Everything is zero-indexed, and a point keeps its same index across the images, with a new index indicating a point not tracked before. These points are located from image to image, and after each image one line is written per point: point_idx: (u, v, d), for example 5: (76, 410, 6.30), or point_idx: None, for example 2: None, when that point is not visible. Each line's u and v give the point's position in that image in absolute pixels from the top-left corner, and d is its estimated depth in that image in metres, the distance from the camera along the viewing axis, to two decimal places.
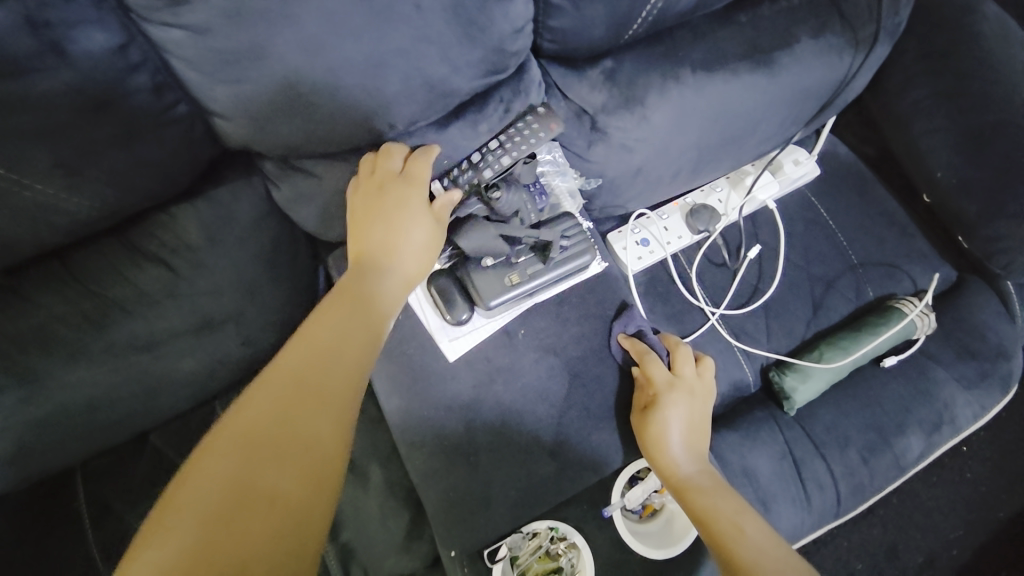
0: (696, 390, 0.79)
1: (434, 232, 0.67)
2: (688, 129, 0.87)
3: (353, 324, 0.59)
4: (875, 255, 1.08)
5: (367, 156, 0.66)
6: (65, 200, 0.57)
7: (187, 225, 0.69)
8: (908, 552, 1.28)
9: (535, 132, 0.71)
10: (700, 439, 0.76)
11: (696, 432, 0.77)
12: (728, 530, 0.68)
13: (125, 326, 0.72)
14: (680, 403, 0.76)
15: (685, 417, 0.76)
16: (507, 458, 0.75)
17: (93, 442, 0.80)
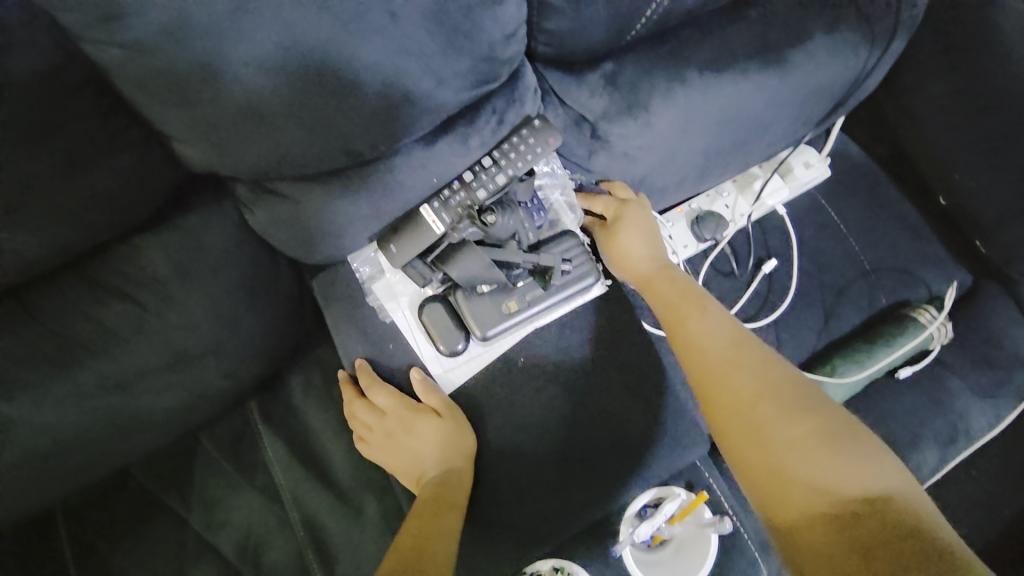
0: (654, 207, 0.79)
1: (453, 411, 0.72)
2: (694, 135, 0.82)
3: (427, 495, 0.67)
4: (888, 260, 1.04)
5: (353, 410, 0.73)
6: (7, 239, 0.51)
7: (154, 257, 0.64)
8: None
9: (532, 148, 0.66)
10: (660, 246, 0.76)
11: (657, 241, 0.76)
12: (685, 323, 0.69)
13: (91, 367, 0.66)
14: (634, 215, 0.77)
15: (642, 228, 0.76)
16: (506, 492, 0.72)
17: (66, 483, 0.75)
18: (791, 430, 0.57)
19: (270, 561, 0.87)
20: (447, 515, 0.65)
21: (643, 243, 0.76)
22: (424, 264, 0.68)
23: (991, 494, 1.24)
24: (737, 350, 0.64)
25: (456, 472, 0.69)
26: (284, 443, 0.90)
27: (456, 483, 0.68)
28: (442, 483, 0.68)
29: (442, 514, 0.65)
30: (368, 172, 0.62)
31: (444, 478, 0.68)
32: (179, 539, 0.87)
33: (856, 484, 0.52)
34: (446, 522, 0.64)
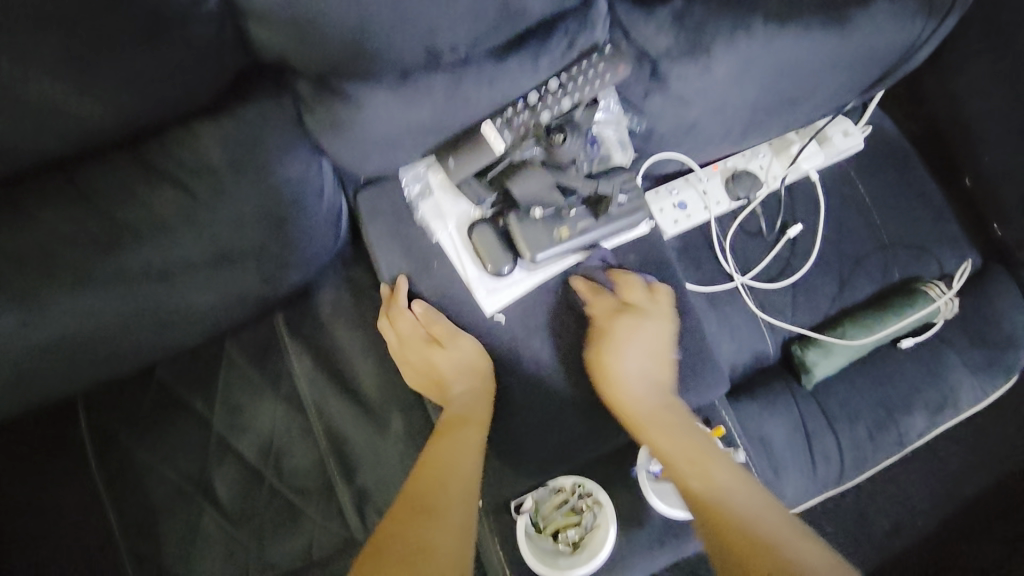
0: (662, 302, 0.77)
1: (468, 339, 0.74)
2: (748, 87, 0.82)
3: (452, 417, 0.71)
4: (907, 236, 1.07)
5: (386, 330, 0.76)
6: (74, 103, 0.51)
7: (209, 143, 0.62)
8: (876, 518, 1.31)
9: (601, 74, 0.66)
10: (656, 348, 0.76)
11: (656, 349, 0.76)
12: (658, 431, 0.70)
13: (137, 254, 0.66)
14: (630, 325, 0.74)
15: (648, 336, 0.75)
16: (540, 413, 0.74)
17: (98, 371, 0.76)
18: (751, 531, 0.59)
19: (292, 467, 0.90)
20: (467, 433, 0.69)
21: (643, 345, 0.75)
22: (480, 183, 0.70)
23: (954, 471, 1.32)
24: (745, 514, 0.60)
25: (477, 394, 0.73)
26: (311, 356, 0.92)
27: (478, 401, 0.72)
28: (464, 405, 0.72)
29: (464, 435, 0.69)
30: (435, 80, 0.61)
31: (467, 399, 0.72)
32: (202, 439, 0.89)
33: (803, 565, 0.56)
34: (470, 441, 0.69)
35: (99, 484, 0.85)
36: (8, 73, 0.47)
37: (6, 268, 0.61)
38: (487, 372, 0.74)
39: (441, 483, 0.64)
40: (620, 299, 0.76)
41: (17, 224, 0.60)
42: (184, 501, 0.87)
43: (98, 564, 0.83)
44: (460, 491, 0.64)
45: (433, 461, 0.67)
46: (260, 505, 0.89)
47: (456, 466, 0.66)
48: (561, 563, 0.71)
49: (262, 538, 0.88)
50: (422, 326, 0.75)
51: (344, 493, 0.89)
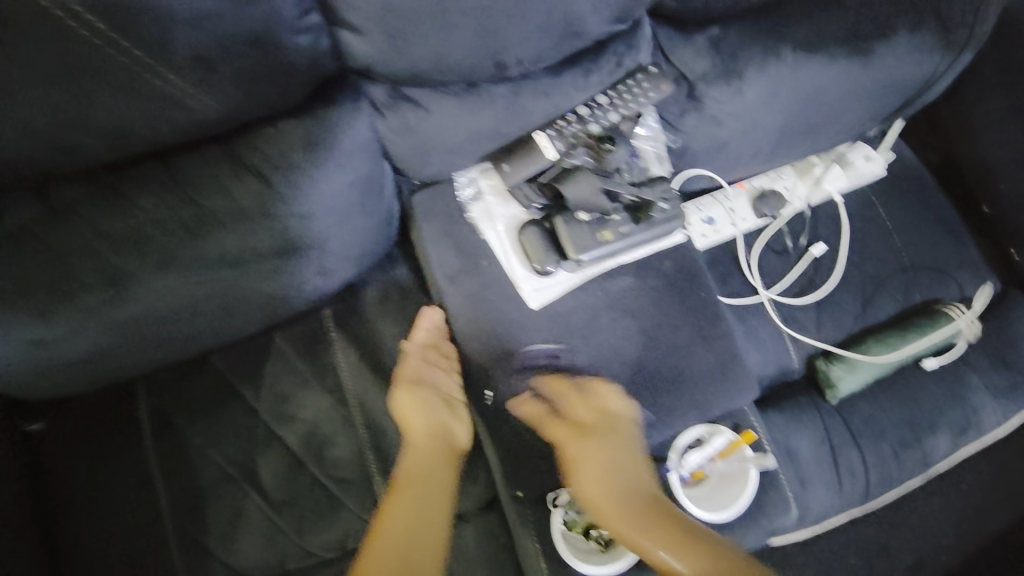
0: (593, 411, 0.73)
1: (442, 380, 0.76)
2: (778, 110, 0.88)
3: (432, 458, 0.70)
4: (928, 258, 1.10)
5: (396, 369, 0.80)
6: (191, 95, 0.57)
7: (293, 141, 0.68)
8: (900, 552, 1.26)
9: (644, 91, 0.72)
10: (624, 462, 0.70)
11: (620, 464, 0.69)
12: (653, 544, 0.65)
13: (217, 240, 0.72)
14: (597, 454, 0.69)
15: (614, 460, 0.69)
16: None
17: (163, 349, 0.81)
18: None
19: (332, 456, 0.94)
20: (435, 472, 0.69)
21: (613, 469, 0.69)
22: (531, 188, 0.76)
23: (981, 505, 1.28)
24: None
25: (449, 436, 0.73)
26: (355, 350, 0.97)
27: (439, 452, 0.71)
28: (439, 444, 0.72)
29: (418, 492, 0.66)
30: (496, 91, 0.69)
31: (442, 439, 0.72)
32: (250, 425, 0.94)
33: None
34: (430, 496, 0.67)
35: (151, 461, 0.90)
36: (141, 65, 0.54)
37: (102, 246, 0.68)
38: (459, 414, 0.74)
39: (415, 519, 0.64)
40: (575, 429, 0.71)
41: (120, 208, 0.67)
42: (229, 485, 0.91)
43: (144, 539, 0.86)
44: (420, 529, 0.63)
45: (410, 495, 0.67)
46: (301, 492, 0.92)
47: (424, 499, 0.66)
48: (593, 559, 0.75)
49: (300, 526, 0.91)
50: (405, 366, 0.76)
51: (381, 486, 0.93)
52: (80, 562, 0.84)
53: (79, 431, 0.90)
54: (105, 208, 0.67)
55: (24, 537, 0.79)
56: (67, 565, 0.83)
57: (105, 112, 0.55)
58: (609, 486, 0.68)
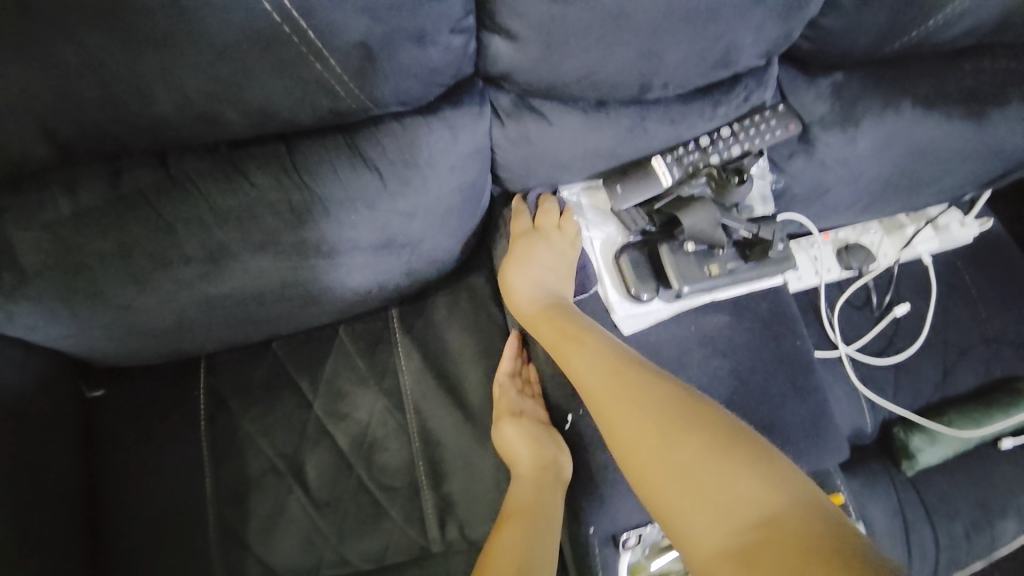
0: (544, 226, 0.76)
1: (527, 425, 0.78)
2: (885, 163, 0.86)
3: (528, 493, 0.73)
4: (1012, 333, 1.06)
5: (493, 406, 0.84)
6: (342, 82, 0.58)
7: (415, 139, 0.67)
8: None
9: (772, 129, 0.71)
10: (549, 270, 0.76)
11: (548, 276, 0.76)
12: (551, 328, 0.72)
13: (320, 228, 0.71)
14: (532, 246, 0.74)
15: (538, 263, 0.75)
16: None
17: (239, 328, 0.79)
18: (679, 469, 0.55)
19: (382, 462, 0.90)
20: (537, 525, 0.69)
21: (535, 272, 0.75)
22: (639, 212, 0.74)
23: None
24: (621, 382, 0.63)
25: (540, 479, 0.74)
26: (420, 355, 0.94)
27: (545, 484, 0.74)
28: (532, 491, 0.73)
29: (525, 523, 0.69)
30: (625, 112, 0.68)
31: (534, 484, 0.74)
32: (302, 418, 0.90)
33: (763, 513, 0.50)
34: (539, 532, 0.69)
35: (200, 445, 0.86)
36: (308, 49, 0.55)
37: (208, 219, 0.67)
38: (548, 459, 0.76)
39: (517, 561, 0.64)
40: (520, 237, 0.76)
41: (234, 184, 0.66)
42: (275, 478, 0.87)
43: (185, 528, 0.83)
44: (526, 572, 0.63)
45: (511, 530, 0.68)
46: (346, 495, 0.88)
47: (522, 538, 0.67)
48: None
49: (342, 532, 0.86)
50: (501, 398, 0.82)
51: (429, 499, 0.88)
52: (119, 543, 0.81)
53: (133, 403, 0.87)
54: (221, 182, 0.66)
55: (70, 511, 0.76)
56: (105, 545, 0.80)
57: (256, 86, 0.57)
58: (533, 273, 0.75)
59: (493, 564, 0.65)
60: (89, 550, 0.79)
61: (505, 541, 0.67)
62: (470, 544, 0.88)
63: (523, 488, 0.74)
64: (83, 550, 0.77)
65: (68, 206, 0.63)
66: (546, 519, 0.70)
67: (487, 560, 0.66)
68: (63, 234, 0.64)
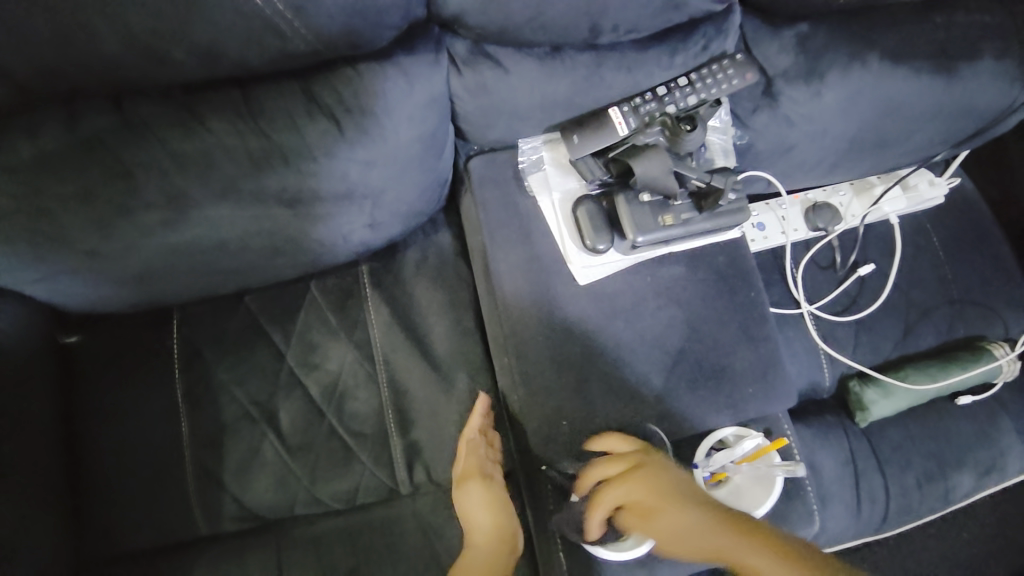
0: (631, 451, 0.71)
1: (489, 491, 0.84)
2: (852, 119, 0.86)
3: (492, 564, 0.79)
4: (976, 295, 1.07)
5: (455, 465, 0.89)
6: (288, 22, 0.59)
7: (369, 85, 0.67)
8: None
9: (728, 79, 0.71)
10: (668, 492, 0.69)
11: (672, 493, 0.69)
12: (729, 543, 0.65)
13: (279, 176, 0.72)
14: (645, 481, 0.69)
15: (660, 489, 0.69)
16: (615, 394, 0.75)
17: (207, 278, 0.81)
18: None
19: (352, 410, 0.93)
20: None
21: (684, 511, 0.67)
22: (597, 163, 0.75)
23: (990, 555, 1.21)
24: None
25: (497, 541, 0.82)
26: (389, 309, 0.96)
27: (502, 549, 0.81)
28: (489, 554, 0.80)
29: None
30: (580, 58, 0.68)
31: (490, 550, 0.80)
32: (275, 368, 0.94)
33: None
34: None
35: (176, 392, 0.90)
36: None
37: (167, 165, 0.68)
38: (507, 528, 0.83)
39: None
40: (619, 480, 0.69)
41: (192, 129, 0.67)
42: (249, 424, 0.91)
43: (162, 468, 0.87)
44: None
45: None
46: (318, 440, 0.92)
47: None
48: (606, 538, 0.73)
49: (314, 473, 0.91)
50: (461, 462, 0.86)
51: (397, 445, 0.92)
52: (100, 480, 0.85)
53: (110, 351, 0.90)
54: (178, 127, 0.67)
55: (50, 448, 0.81)
56: (85, 482, 0.85)
57: (204, 24, 0.57)
58: (674, 501, 0.68)
59: None
60: (72, 484, 0.84)
61: None
62: (437, 486, 0.92)
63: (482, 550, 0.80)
64: (66, 485, 0.82)
65: (29, 149, 0.64)
66: None
67: None
68: (25, 177, 0.65)
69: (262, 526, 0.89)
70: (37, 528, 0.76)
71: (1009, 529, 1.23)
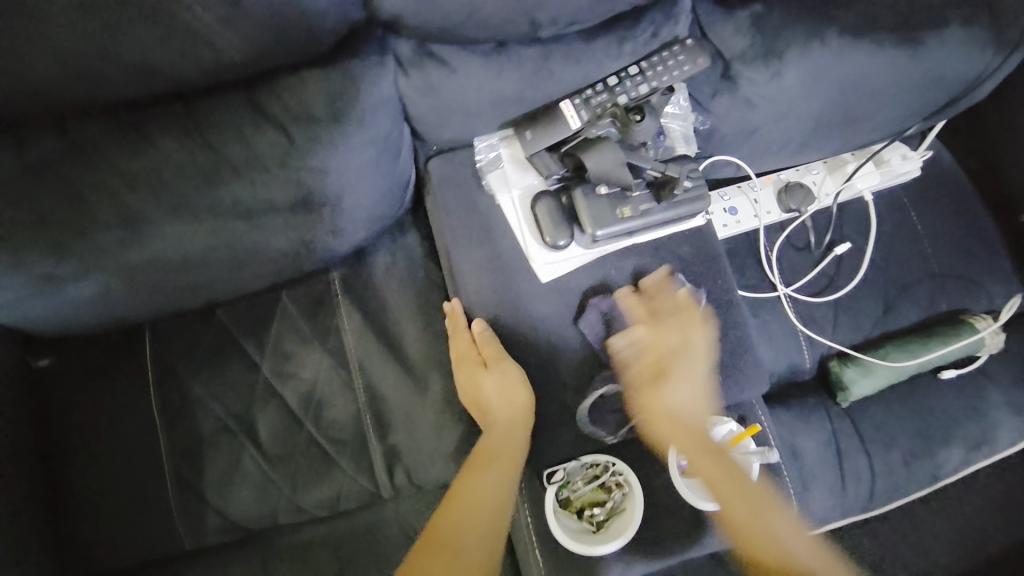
0: (699, 337, 0.75)
1: (502, 364, 0.75)
2: (815, 99, 0.84)
3: (494, 474, 0.72)
4: (957, 268, 1.06)
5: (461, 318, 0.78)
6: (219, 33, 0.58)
7: (315, 93, 0.67)
8: (895, 566, 1.19)
9: (680, 64, 0.70)
10: (691, 372, 0.74)
11: (697, 386, 0.74)
12: (703, 453, 0.70)
13: (232, 189, 0.71)
14: (677, 360, 0.74)
15: (685, 382, 0.73)
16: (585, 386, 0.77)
17: (174, 296, 0.81)
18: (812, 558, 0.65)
19: (330, 418, 0.94)
20: (492, 471, 0.72)
21: (686, 400, 0.73)
22: (552, 158, 0.74)
23: (989, 531, 1.19)
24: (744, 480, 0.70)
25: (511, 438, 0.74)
26: (361, 314, 0.96)
27: (517, 420, 0.74)
28: (493, 445, 0.74)
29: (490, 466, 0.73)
30: (526, 54, 0.67)
31: (503, 438, 0.74)
32: (250, 379, 0.94)
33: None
34: (495, 476, 0.72)
35: (151, 408, 0.90)
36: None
37: (116, 184, 0.68)
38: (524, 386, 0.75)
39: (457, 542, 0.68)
40: (669, 329, 0.75)
41: (139, 148, 0.67)
42: (227, 437, 0.91)
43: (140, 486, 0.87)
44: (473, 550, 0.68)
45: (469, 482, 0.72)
46: (297, 449, 0.92)
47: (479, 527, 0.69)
48: (584, 538, 0.74)
49: (295, 482, 0.91)
50: (476, 348, 0.76)
51: (376, 449, 0.93)
52: (82, 500, 0.86)
53: (82, 372, 0.90)
54: (126, 146, 0.66)
55: (30, 472, 0.81)
56: (67, 504, 0.85)
57: (135, 42, 0.57)
58: (675, 401, 0.72)
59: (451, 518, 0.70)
60: (49, 508, 0.84)
61: (456, 511, 0.70)
62: (418, 488, 0.93)
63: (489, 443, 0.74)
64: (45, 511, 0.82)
65: None
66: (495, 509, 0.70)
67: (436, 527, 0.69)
68: None
69: (248, 536, 0.90)
70: (24, 550, 0.77)
71: (1008, 502, 1.21)
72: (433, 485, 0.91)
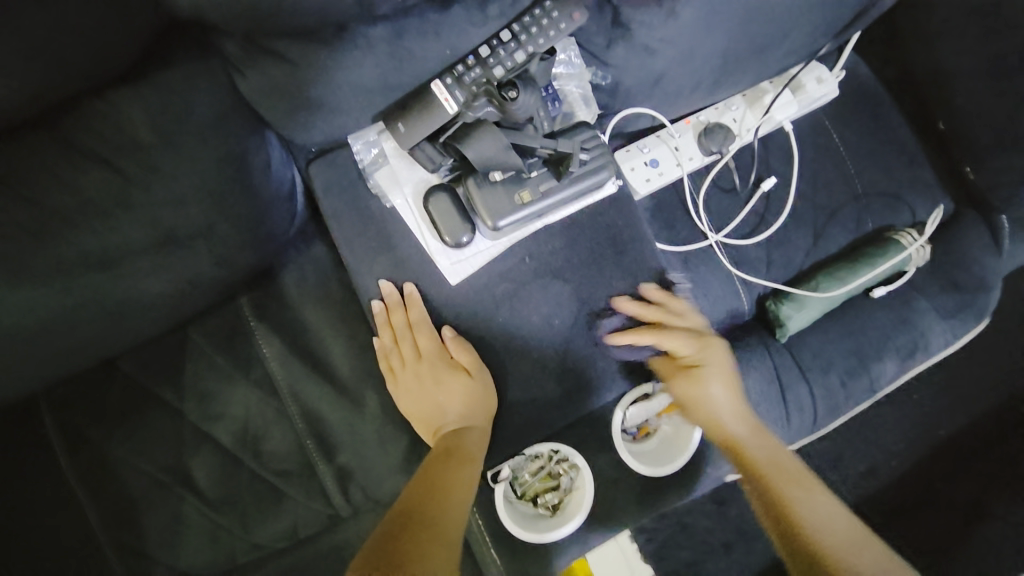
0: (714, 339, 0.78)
1: (466, 379, 0.75)
2: (717, 35, 0.77)
3: (455, 465, 0.68)
4: (881, 184, 1.05)
5: (409, 324, 0.76)
6: None
7: (134, 117, 0.59)
8: (852, 460, 1.26)
9: (555, 23, 0.66)
10: (726, 384, 0.76)
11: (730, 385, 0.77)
12: (750, 449, 0.72)
13: (73, 241, 0.61)
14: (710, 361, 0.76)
15: (721, 374, 0.75)
16: (516, 365, 0.78)
17: (53, 371, 0.71)
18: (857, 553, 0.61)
19: (270, 450, 0.89)
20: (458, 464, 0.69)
21: (725, 393, 0.75)
22: (434, 147, 0.70)
23: (936, 422, 1.26)
24: (819, 496, 0.67)
25: (475, 430, 0.74)
26: (280, 338, 0.90)
27: (474, 428, 0.74)
28: (457, 437, 0.73)
29: (456, 463, 0.69)
30: (375, 34, 0.60)
31: (459, 433, 0.73)
32: (174, 429, 0.87)
33: None
34: (460, 472, 0.68)
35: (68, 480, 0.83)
36: None
37: None
38: (494, 403, 0.76)
39: (416, 524, 0.60)
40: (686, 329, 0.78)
41: None
42: (163, 491, 0.86)
43: None
44: (441, 533, 0.60)
45: (434, 469, 0.68)
46: (241, 488, 0.88)
47: (445, 514, 0.62)
48: (541, 525, 0.75)
49: (245, 520, 0.87)
50: (441, 352, 0.76)
51: (325, 471, 0.89)
52: None
53: None
54: None
55: None
56: None
57: None
58: (717, 423, 0.74)
59: (407, 508, 0.62)
60: None
61: (414, 496, 0.64)
62: (376, 503, 0.90)
63: (450, 436, 0.73)
64: None
65: None
66: (455, 496, 0.65)
67: (399, 517, 0.61)
68: None
69: None
70: None
71: (952, 393, 1.26)
72: (390, 498, 0.89)
